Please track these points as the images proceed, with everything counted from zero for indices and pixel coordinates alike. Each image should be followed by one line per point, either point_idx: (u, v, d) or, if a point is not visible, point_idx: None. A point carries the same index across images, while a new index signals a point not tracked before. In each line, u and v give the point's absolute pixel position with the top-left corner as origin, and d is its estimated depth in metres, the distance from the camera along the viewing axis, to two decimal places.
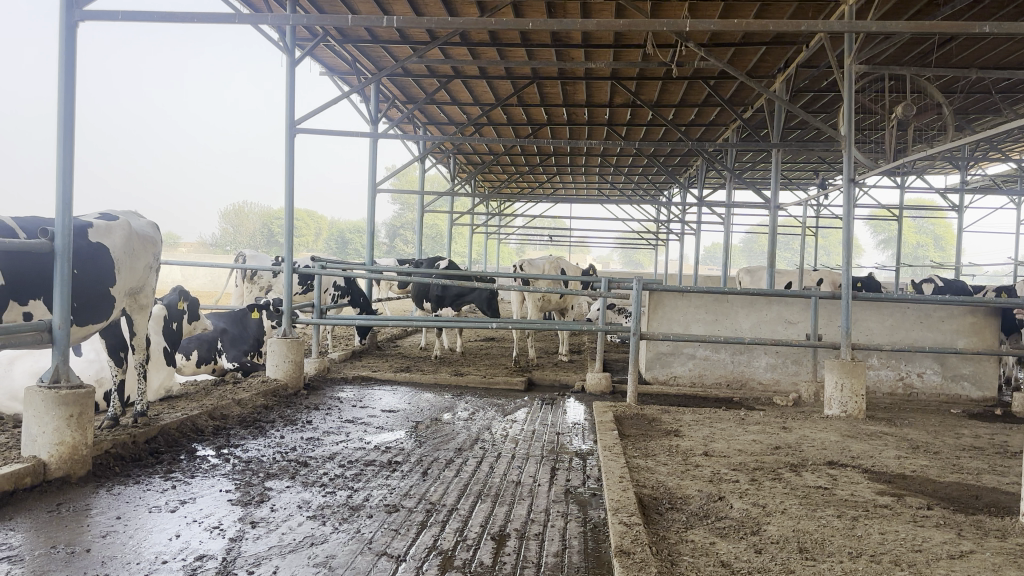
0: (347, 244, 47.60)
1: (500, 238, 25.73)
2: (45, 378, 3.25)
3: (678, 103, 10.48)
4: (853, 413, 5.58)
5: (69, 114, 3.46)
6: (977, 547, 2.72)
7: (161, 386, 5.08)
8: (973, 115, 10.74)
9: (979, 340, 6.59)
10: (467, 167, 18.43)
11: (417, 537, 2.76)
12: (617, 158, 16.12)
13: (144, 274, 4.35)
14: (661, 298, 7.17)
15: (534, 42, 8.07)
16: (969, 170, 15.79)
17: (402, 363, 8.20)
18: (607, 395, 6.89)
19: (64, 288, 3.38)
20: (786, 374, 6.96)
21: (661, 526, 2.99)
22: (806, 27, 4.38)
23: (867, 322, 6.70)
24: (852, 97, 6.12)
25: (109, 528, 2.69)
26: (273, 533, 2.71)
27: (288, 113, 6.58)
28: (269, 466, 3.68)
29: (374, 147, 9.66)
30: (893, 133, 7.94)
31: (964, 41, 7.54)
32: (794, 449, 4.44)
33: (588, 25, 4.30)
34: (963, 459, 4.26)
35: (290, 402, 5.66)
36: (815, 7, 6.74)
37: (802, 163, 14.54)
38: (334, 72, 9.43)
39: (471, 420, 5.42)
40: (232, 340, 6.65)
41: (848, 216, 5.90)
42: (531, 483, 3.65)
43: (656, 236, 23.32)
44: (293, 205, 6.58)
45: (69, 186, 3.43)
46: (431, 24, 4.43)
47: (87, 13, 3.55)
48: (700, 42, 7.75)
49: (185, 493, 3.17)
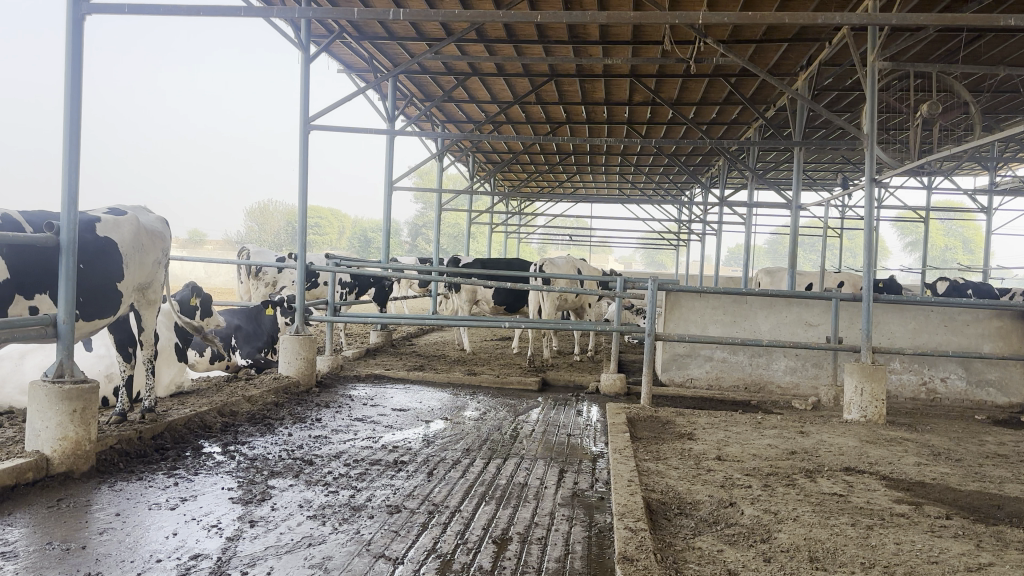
0: (368, 243, 48.26)
1: (521, 238, 25.70)
2: (50, 372, 3.26)
3: (699, 101, 10.33)
4: (873, 417, 5.42)
5: (75, 108, 3.48)
6: (997, 560, 2.60)
7: (171, 382, 5.19)
8: (1003, 114, 10.43)
9: (1007, 345, 6.37)
10: (486, 166, 18.38)
11: (416, 539, 2.71)
12: (638, 157, 15.97)
13: (153, 269, 4.39)
14: (678, 299, 7.07)
15: (551, 38, 8.02)
16: (999, 172, 15.27)
17: (416, 361, 8.20)
18: (621, 396, 6.82)
19: (69, 284, 3.39)
20: (805, 377, 6.80)
21: (667, 532, 2.90)
22: (825, 22, 4.25)
23: (889, 324, 6.54)
24: (875, 94, 5.92)
25: (107, 524, 2.68)
26: (271, 533, 2.69)
27: (302, 108, 6.58)
28: (274, 464, 3.66)
29: (392, 144, 9.66)
30: (919, 132, 7.72)
31: (994, 38, 7.33)
32: (811, 454, 4.31)
33: (599, 17, 4.20)
34: (987, 467, 4.10)
35: (301, 399, 5.66)
36: (837, 1, 6.58)
37: (826, 162, 14.23)
38: (352, 68, 9.47)
39: (483, 419, 5.39)
40: (246, 336, 6.76)
41: (870, 215, 5.68)
42: (538, 485, 3.60)
43: (679, 237, 22.91)
44: (305, 201, 6.57)
45: (74, 180, 3.45)
46: (438, 16, 4.30)
47: (94, 7, 3.58)
48: (720, 37, 7.61)
49: (187, 490, 3.16)
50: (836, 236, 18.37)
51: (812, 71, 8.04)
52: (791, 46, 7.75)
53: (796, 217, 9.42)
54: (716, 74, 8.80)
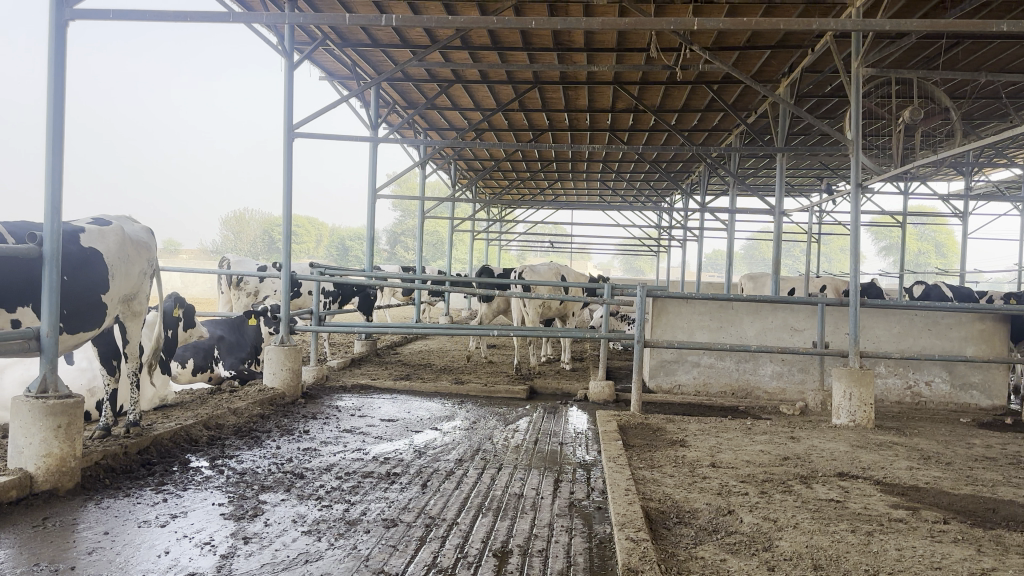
0: (347, 252, 47.83)
1: (501, 245, 25.58)
2: (33, 388, 3.17)
3: (681, 108, 10.42)
4: (861, 422, 5.46)
5: (58, 115, 3.40)
6: (999, 564, 2.61)
7: (155, 396, 5.07)
8: (978, 120, 10.66)
9: (989, 348, 6.48)
10: (468, 174, 18.35)
11: (415, 554, 2.66)
12: (620, 164, 16.06)
13: (139, 281, 4.30)
14: (665, 305, 6.99)
15: (536, 45, 8.07)
16: (973, 177, 15.59)
17: (401, 371, 8.10)
18: (610, 404, 6.80)
19: (52, 296, 3.31)
20: (792, 383, 6.84)
21: (669, 542, 2.88)
22: (815, 29, 4.29)
23: (874, 329, 6.59)
24: (860, 101, 5.99)
25: (96, 543, 2.59)
26: (266, 549, 2.61)
27: (287, 115, 6.51)
28: (264, 479, 3.58)
29: (374, 151, 9.58)
30: (900, 138, 7.83)
31: (971, 45, 7.51)
32: (803, 460, 4.32)
33: (591, 24, 4.16)
34: (977, 470, 4.15)
35: (288, 411, 5.56)
36: (821, 9, 6.68)
37: (805, 168, 14.44)
38: (334, 76, 9.40)
39: (473, 428, 5.33)
40: (230, 347, 6.58)
41: (857, 221, 5.72)
42: (534, 496, 3.55)
43: (658, 244, 23.03)
44: (290, 208, 6.47)
45: (58, 190, 3.37)
46: (430, 23, 4.24)
47: (77, 12, 3.50)
48: (705, 44, 7.67)
49: (176, 507, 3.06)
50: (815, 241, 18.61)
51: (794, 78, 8.16)
52: (774, 53, 7.86)
53: (779, 223, 9.48)
54: (700, 82, 8.89)
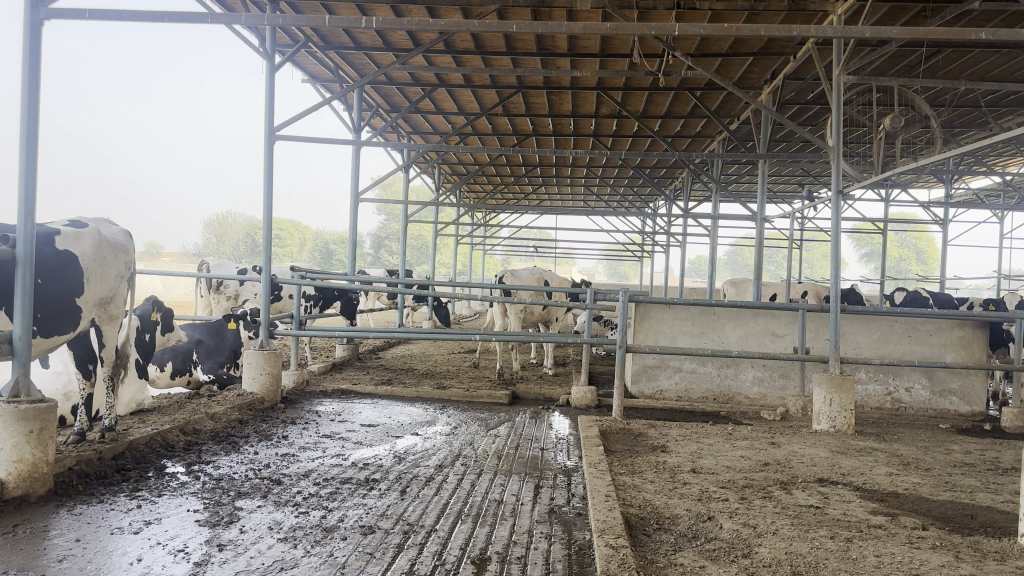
0: (330, 256, 47.54)
1: (486, 250, 25.54)
2: (5, 393, 3.09)
3: (665, 114, 10.48)
4: (841, 427, 5.48)
5: (32, 116, 3.33)
6: (977, 570, 2.62)
7: (131, 400, 4.96)
8: (959, 129, 10.80)
9: (968, 354, 6.54)
10: (452, 178, 18.32)
11: (393, 561, 2.61)
12: (604, 170, 16.09)
13: (115, 283, 4.21)
14: (648, 311, 7.08)
15: (520, 49, 8.05)
16: (953, 185, 15.78)
17: (383, 375, 8.04)
18: (592, 409, 6.79)
19: (25, 299, 3.23)
20: (773, 388, 6.87)
21: (649, 549, 2.85)
22: (794, 36, 4.30)
23: (855, 335, 6.65)
24: (840, 107, 6.04)
25: (66, 551, 2.51)
26: (241, 557, 2.55)
27: (267, 117, 6.44)
28: (240, 485, 3.51)
29: (357, 154, 9.52)
30: (881, 146, 7.91)
31: (952, 53, 7.61)
32: (784, 466, 4.32)
33: (574, 29, 4.12)
34: (955, 476, 4.17)
35: (267, 416, 5.47)
36: (803, 16, 6.75)
37: (788, 174, 14.54)
38: (317, 78, 9.35)
39: (455, 434, 5.28)
40: (208, 351, 6.48)
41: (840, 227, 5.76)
42: (514, 502, 3.52)
43: (643, 249, 23.08)
44: (271, 211, 6.39)
45: (30, 192, 3.28)
46: (411, 25, 4.18)
47: (53, 12, 3.42)
48: (689, 50, 7.72)
49: (150, 513, 2.99)
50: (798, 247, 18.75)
51: (776, 85, 8.24)
52: (757, 60, 7.93)
53: (761, 228, 9.53)
54: (684, 88, 8.95)
